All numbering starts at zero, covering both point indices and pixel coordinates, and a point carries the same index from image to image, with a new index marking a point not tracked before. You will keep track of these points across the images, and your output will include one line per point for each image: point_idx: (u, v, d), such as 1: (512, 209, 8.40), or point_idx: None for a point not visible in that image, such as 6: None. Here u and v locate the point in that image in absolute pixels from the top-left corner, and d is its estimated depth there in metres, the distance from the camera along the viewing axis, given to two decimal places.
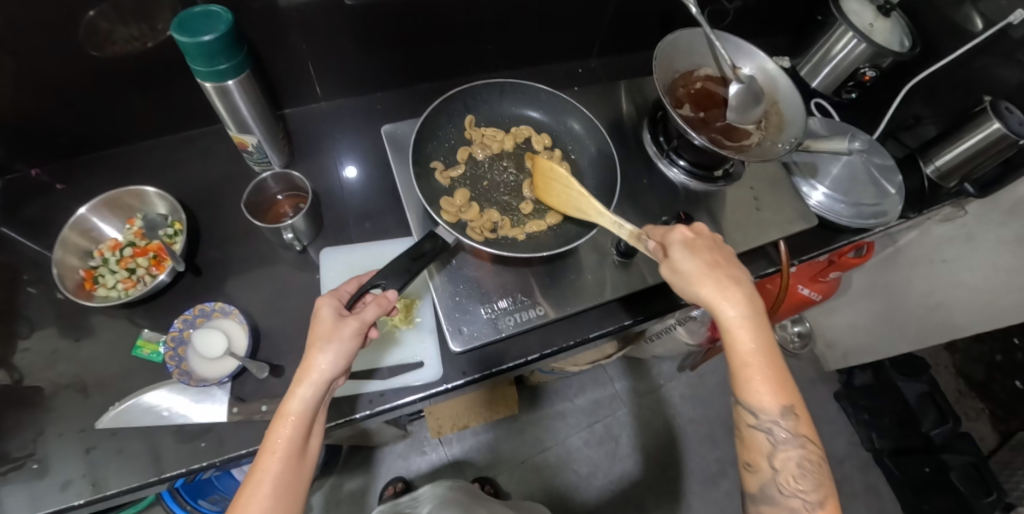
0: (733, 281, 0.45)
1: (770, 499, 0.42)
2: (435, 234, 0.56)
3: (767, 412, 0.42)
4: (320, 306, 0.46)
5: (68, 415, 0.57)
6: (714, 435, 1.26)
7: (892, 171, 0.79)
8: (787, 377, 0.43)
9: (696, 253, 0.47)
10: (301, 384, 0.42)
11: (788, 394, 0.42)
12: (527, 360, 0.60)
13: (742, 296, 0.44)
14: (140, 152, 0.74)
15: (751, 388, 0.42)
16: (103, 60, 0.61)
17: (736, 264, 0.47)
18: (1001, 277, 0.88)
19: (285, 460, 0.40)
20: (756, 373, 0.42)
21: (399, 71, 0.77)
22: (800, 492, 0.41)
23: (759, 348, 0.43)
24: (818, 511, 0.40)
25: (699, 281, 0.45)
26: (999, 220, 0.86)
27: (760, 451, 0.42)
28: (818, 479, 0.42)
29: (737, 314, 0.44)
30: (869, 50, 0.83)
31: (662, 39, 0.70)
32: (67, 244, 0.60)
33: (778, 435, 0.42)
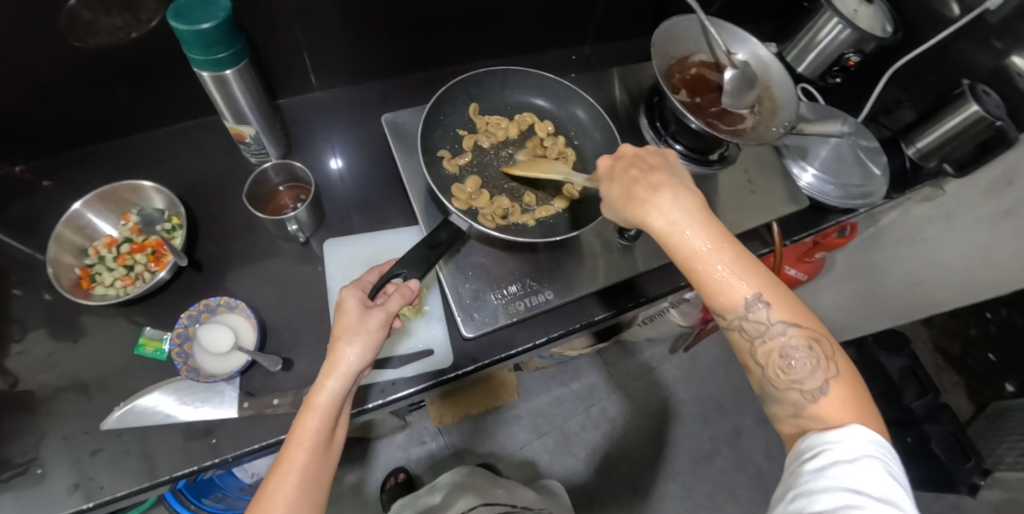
0: (652, 188, 0.45)
1: (773, 396, 0.42)
2: (450, 223, 0.56)
3: (733, 312, 0.42)
4: (345, 298, 0.46)
5: (70, 418, 0.56)
6: (706, 415, 1.29)
7: (877, 152, 0.81)
8: (747, 264, 0.42)
9: (615, 179, 0.48)
10: (328, 377, 0.43)
11: (749, 284, 0.42)
12: (537, 343, 0.60)
13: (664, 200, 0.44)
14: (127, 147, 0.72)
15: (711, 293, 0.43)
16: (86, 52, 0.59)
17: (660, 167, 0.46)
18: (978, 254, 0.93)
19: (311, 452, 0.41)
20: (707, 276, 0.42)
21: (392, 59, 0.76)
22: (797, 383, 0.40)
23: (700, 248, 0.42)
24: (822, 397, 0.39)
25: (624, 204, 0.47)
26: (976, 199, 0.89)
27: (745, 353, 0.43)
28: (816, 363, 0.40)
29: (664, 222, 0.44)
30: (855, 35, 0.85)
31: (659, 26, 0.71)
32: (60, 242, 0.59)
33: (752, 330, 0.42)
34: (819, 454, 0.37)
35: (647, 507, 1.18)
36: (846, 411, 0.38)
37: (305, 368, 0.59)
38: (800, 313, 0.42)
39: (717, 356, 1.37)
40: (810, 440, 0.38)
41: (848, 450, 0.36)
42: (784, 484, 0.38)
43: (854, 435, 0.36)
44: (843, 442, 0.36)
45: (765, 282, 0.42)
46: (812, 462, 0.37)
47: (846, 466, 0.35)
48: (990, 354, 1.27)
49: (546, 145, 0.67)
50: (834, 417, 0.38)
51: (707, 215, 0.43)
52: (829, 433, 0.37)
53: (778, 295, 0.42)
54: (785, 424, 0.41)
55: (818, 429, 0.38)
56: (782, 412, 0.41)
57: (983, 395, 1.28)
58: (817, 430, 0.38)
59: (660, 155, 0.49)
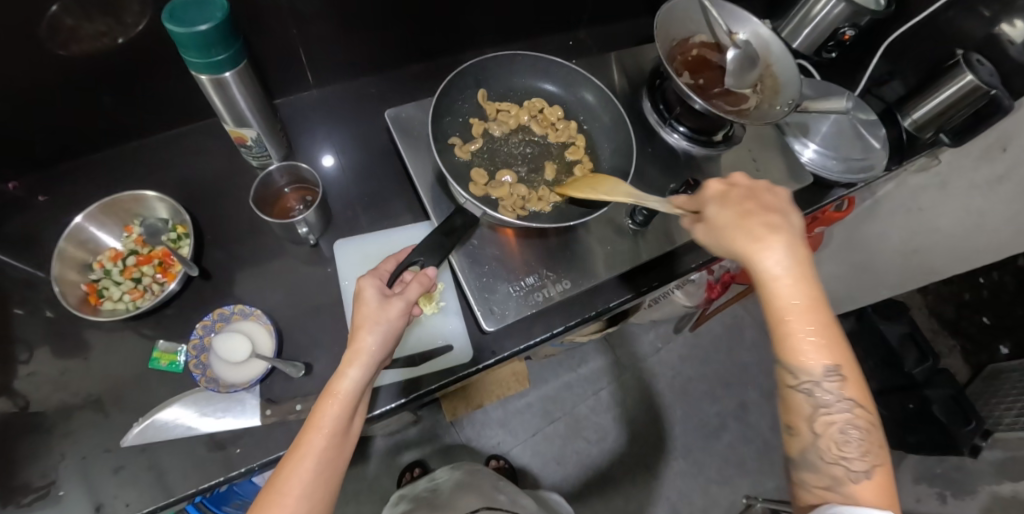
0: (769, 229, 0.44)
1: (811, 464, 0.42)
2: (463, 209, 0.57)
3: (809, 373, 0.42)
4: (364, 287, 0.46)
5: (88, 435, 0.55)
6: (713, 391, 1.31)
7: (875, 125, 0.82)
8: (835, 338, 0.42)
9: (727, 206, 0.47)
10: (350, 365, 0.43)
11: (833, 355, 0.41)
12: (553, 333, 0.60)
13: (781, 245, 0.43)
14: (122, 156, 0.70)
15: (797, 349, 0.42)
16: (73, 60, 0.57)
17: (780, 213, 0.45)
18: (972, 221, 0.94)
19: (330, 437, 0.41)
20: (796, 329, 0.42)
21: (387, 51, 0.74)
22: (844, 461, 0.41)
23: (802, 299, 0.41)
24: (864, 481, 0.40)
25: (730, 236, 0.45)
26: (970, 165, 0.91)
27: (800, 415, 0.43)
28: (865, 445, 0.41)
29: (776, 265, 0.42)
30: (850, 10, 0.86)
31: (662, 6, 0.71)
32: (64, 258, 0.57)
33: (821, 398, 0.42)
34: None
35: (659, 485, 1.21)
36: (882, 500, 0.39)
37: (325, 370, 0.59)
38: (866, 397, 0.42)
39: (721, 333, 1.38)
40: (826, 509, 0.38)
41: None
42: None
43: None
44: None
45: (848, 357, 0.42)
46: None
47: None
48: (983, 317, 1.31)
49: (559, 125, 0.67)
50: (869, 498, 0.39)
51: (816, 273, 0.43)
52: (856, 510, 0.37)
53: (854, 375, 0.42)
54: (808, 492, 0.42)
55: (854, 510, 0.38)
56: (814, 482, 0.42)
57: (979, 356, 1.32)
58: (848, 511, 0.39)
59: (776, 192, 0.48)
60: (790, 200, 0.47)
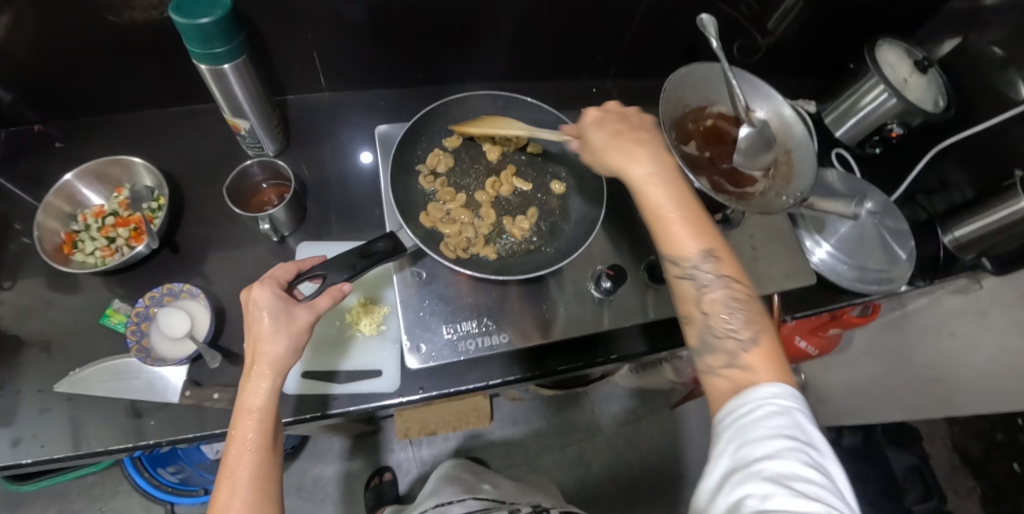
0: (638, 144, 0.48)
1: (707, 346, 0.40)
2: (393, 235, 0.53)
3: (688, 258, 0.43)
4: (259, 295, 0.44)
5: (28, 374, 0.57)
6: (687, 474, 1.23)
7: (904, 236, 0.75)
8: (703, 224, 0.44)
9: (603, 128, 0.50)
10: (257, 377, 0.43)
11: (704, 238, 0.43)
12: (489, 384, 0.60)
13: (647, 156, 0.47)
14: (140, 121, 0.74)
15: (669, 237, 0.44)
16: (118, 26, 0.61)
17: (644, 130, 0.50)
18: (1008, 362, 0.83)
19: (259, 450, 0.42)
20: (670, 219, 0.44)
21: (406, 68, 0.76)
22: (732, 332, 0.40)
23: (669, 195, 0.45)
24: (752, 347, 0.39)
25: (607, 151, 0.49)
26: (1014, 301, 0.81)
27: (689, 299, 0.43)
28: (748, 319, 0.41)
29: (644, 172, 0.46)
30: (900, 106, 0.78)
31: (675, 71, 0.67)
32: (50, 208, 0.61)
33: (701, 279, 0.43)
34: (755, 406, 0.35)
35: None
36: (772, 366, 0.38)
37: None
38: (742, 278, 0.43)
39: None
40: (741, 395, 0.36)
41: (782, 401, 0.35)
42: (720, 443, 0.35)
43: (782, 390, 0.36)
44: (775, 396, 0.35)
45: (715, 239, 0.44)
46: (748, 414, 0.35)
47: (783, 415, 0.34)
48: (1014, 464, 1.13)
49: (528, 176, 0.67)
50: (761, 367, 0.38)
51: (680, 172, 0.47)
52: (762, 389, 0.36)
53: (728, 259, 0.43)
54: (713, 378, 0.39)
55: (753, 386, 0.37)
56: (713, 362, 0.40)
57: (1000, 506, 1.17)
58: (749, 388, 0.37)
59: (642, 117, 0.52)
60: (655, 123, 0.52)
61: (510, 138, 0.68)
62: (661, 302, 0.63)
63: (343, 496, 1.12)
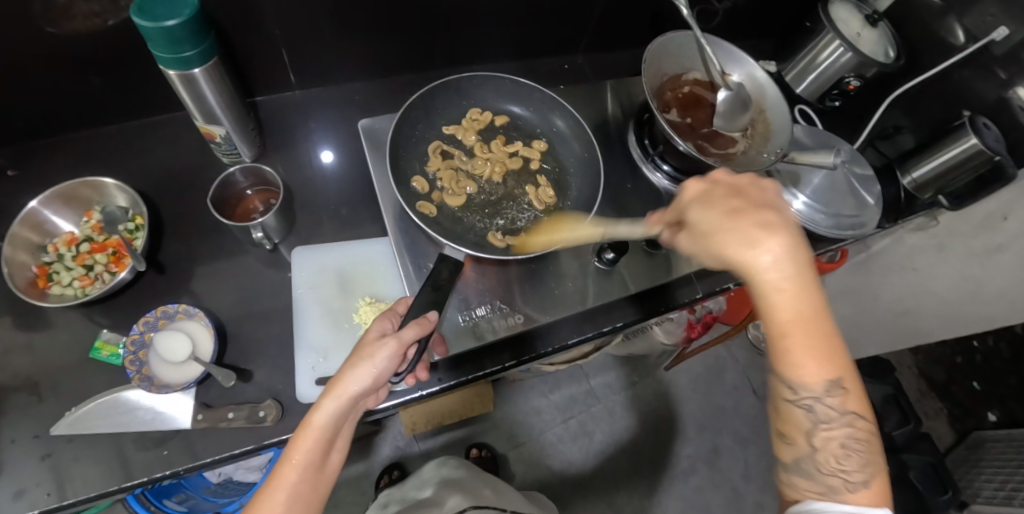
0: (766, 229, 0.38)
1: (804, 471, 0.39)
2: (445, 254, 0.59)
3: (809, 389, 0.38)
4: (375, 325, 0.48)
5: (20, 419, 0.53)
6: (686, 432, 1.28)
7: (871, 181, 0.80)
8: (833, 347, 0.38)
9: (714, 207, 0.40)
10: (325, 398, 0.42)
11: (834, 369, 0.38)
12: (503, 366, 0.62)
13: (779, 254, 0.37)
14: (97, 139, 0.69)
15: (791, 364, 0.38)
16: (61, 38, 0.56)
17: (770, 206, 0.40)
18: (968, 287, 0.88)
19: (302, 471, 0.41)
20: (795, 344, 0.38)
21: (378, 60, 0.74)
22: (842, 472, 0.38)
23: (799, 315, 0.37)
24: (861, 490, 0.37)
25: (717, 243, 0.39)
26: (969, 232, 0.85)
27: (798, 426, 0.39)
28: (865, 458, 0.39)
29: (775, 274, 0.37)
30: (855, 60, 0.82)
31: (652, 41, 0.69)
32: (16, 240, 0.57)
33: (819, 412, 0.39)
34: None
35: None
36: (875, 500, 0.37)
37: (266, 379, 0.58)
38: (865, 408, 0.40)
39: (700, 372, 1.35)
40: (802, 505, 0.38)
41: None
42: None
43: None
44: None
45: (844, 367, 0.38)
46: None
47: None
48: (974, 383, 1.27)
49: (512, 150, 0.68)
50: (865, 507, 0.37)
51: (816, 272, 0.38)
52: (823, 505, 0.37)
53: (854, 388, 0.39)
54: (798, 495, 0.40)
55: (820, 502, 0.38)
56: (807, 487, 0.39)
57: (965, 422, 1.28)
58: (814, 501, 0.38)
59: (762, 186, 0.42)
60: (780, 194, 0.41)
61: (476, 118, 0.69)
62: (637, 274, 0.66)
63: (356, 501, 1.11)
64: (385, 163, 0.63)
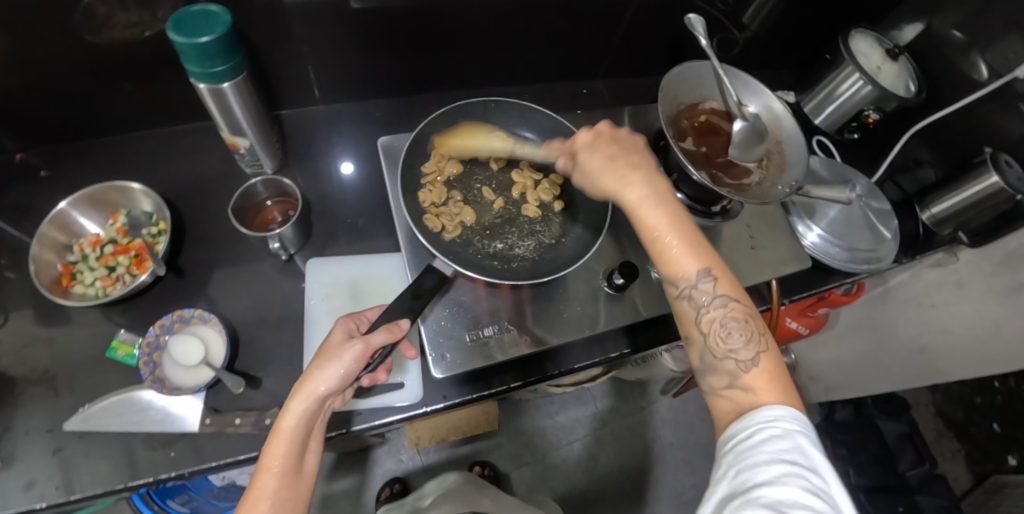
0: (631, 166, 0.47)
1: (710, 367, 0.41)
2: (434, 267, 0.58)
3: (687, 280, 0.43)
4: (336, 329, 0.50)
5: (35, 413, 0.55)
6: (691, 460, 1.26)
7: (888, 216, 0.79)
8: (696, 245, 0.43)
9: (596, 149, 0.49)
10: (293, 400, 0.44)
11: (702, 259, 0.43)
12: (509, 387, 0.61)
13: (642, 180, 0.45)
14: (128, 144, 0.72)
15: (670, 261, 0.43)
16: (100, 46, 0.59)
17: (635, 150, 0.49)
18: (986, 326, 0.86)
19: (281, 476, 0.42)
20: (668, 244, 0.43)
21: (401, 78, 0.76)
22: (733, 353, 0.41)
23: (667, 220, 0.44)
24: (754, 369, 0.39)
25: (602, 176, 0.47)
26: (989, 270, 0.83)
27: (689, 320, 0.43)
28: (749, 338, 0.41)
29: (638, 194, 0.45)
30: (875, 93, 0.82)
31: (670, 70, 0.70)
32: (44, 239, 0.60)
33: (700, 301, 0.42)
34: (757, 430, 0.35)
35: None
36: (773, 387, 0.38)
37: (274, 387, 0.59)
38: (743, 293, 0.43)
39: None
40: (744, 419, 0.37)
41: (784, 424, 0.35)
42: (722, 469, 0.36)
43: (786, 414, 0.36)
44: (775, 419, 0.35)
45: (712, 259, 0.43)
46: (750, 438, 0.35)
47: (784, 439, 0.34)
48: (994, 424, 1.25)
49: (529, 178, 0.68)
50: (762, 388, 0.38)
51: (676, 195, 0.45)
52: (764, 412, 0.36)
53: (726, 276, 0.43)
54: (716, 399, 0.40)
55: (756, 409, 0.37)
56: (716, 383, 0.40)
57: (984, 465, 1.23)
58: (752, 410, 0.37)
59: (634, 138, 0.51)
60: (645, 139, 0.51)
61: (497, 140, 0.69)
62: (650, 299, 0.66)
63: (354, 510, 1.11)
64: (399, 181, 0.65)
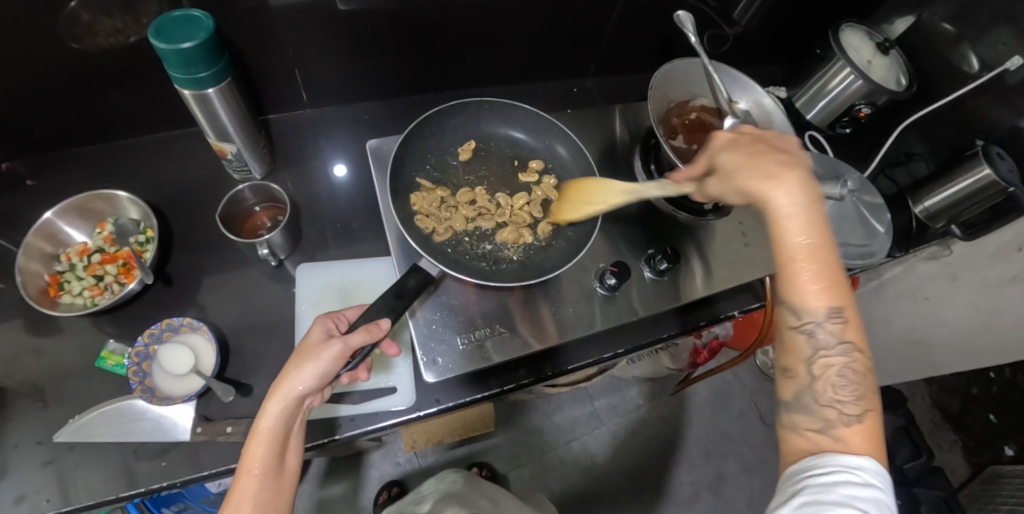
0: (785, 166, 0.41)
1: (804, 407, 0.40)
2: (420, 267, 0.57)
3: (811, 314, 0.40)
4: (314, 329, 0.49)
5: (25, 426, 0.54)
6: (690, 457, 1.26)
7: (881, 210, 0.79)
8: (836, 279, 0.40)
9: (738, 148, 0.44)
10: (270, 401, 0.44)
11: (833, 297, 0.40)
12: (503, 389, 0.61)
13: (796, 186, 0.40)
14: (115, 152, 0.71)
15: (799, 290, 0.40)
16: (83, 53, 0.58)
17: (788, 151, 0.43)
18: (981, 318, 0.86)
19: (261, 478, 0.42)
20: (802, 271, 0.40)
21: (390, 80, 0.76)
22: (838, 404, 0.39)
23: (810, 243, 0.40)
24: (855, 423, 0.38)
25: (744, 177, 0.42)
26: (983, 262, 0.83)
27: (799, 355, 0.41)
28: (860, 392, 0.40)
29: (786, 203, 0.40)
30: (866, 87, 0.81)
31: (660, 68, 0.69)
32: (30, 250, 0.59)
33: (821, 339, 0.40)
34: (832, 471, 0.36)
35: None
36: (869, 443, 0.37)
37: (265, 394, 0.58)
38: (864, 342, 0.41)
39: (706, 396, 1.33)
40: (821, 459, 0.37)
41: (863, 475, 0.35)
42: (785, 495, 0.36)
43: (867, 467, 0.36)
44: (858, 468, 0.35)
45: (847, 299, 0.40)
46: (823, 477, 0.35)
47: (861, 488, 0.34)
48: (990, 415, 1.22)
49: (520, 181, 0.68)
50: (858, 442, 0.37)
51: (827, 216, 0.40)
52: (845, 458, 0.36)
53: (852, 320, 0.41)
54: (796, 437, 0.40)
55: (837, 452, 0.37)
56: (805, 424, 0.40)
57: (981, 456, 1.23)
58: (833, 454, 0.37)
59: (785, 139, 0.45)
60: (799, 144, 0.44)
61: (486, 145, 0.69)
62: (645, 297, 0.66)
63: None
64: (388, 185, 0.65)
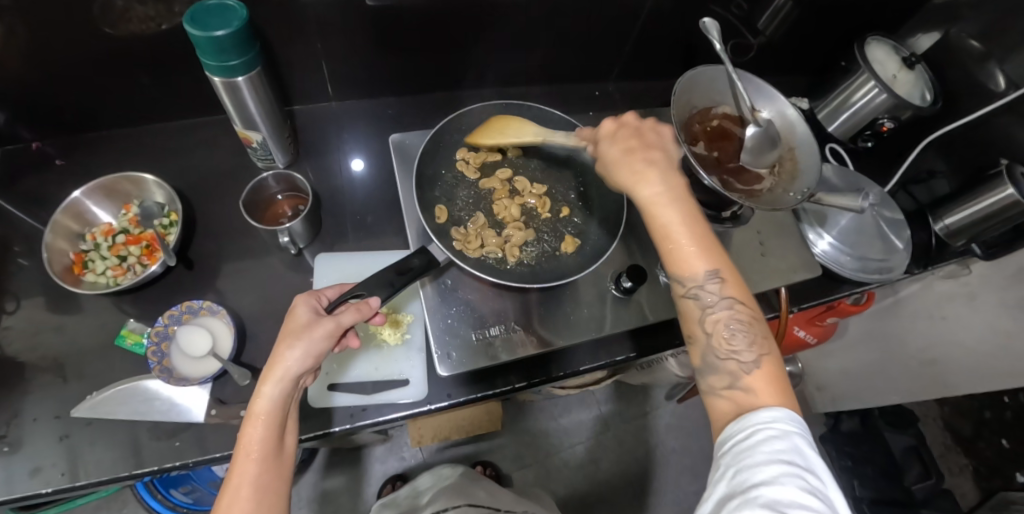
0: (648, 161, 0.46)
1: (712, 367, 0.41)
2: (426, 249, 0.57)
3: (694, 279, 0.42)
4: (298, 306, 0.47)
5: (45, 399, 0.55)
6: (695, 467, 1.25)
7: (901, 225, 0.78)
8: (709, 242, 0.43)
9: (613, 143, 0.49)
10: (265, 384, 0.44)
11: (710, 259, 0.43)
12: (514, 387, 0.61)
13: (657, 173, 0.45)
14: (142, 137, 0.72)
15: (677, 259, 0.43)
16: (116, 38, 0.59)
17: (657, 146, 0.48)
18: (998, 341, 0.84)
19: (261, 461, 0.42)
20: (678, 241, 0.43)
21: (413, 77, 0.77)
22: (736, 354, 0.41)
23: (678, 217, 0.43)
24: (755, 370, 0.40)
25: (617, 169, 0.47)
26: (1001, 283, 0.82)
27: (693, 320, 0.43)
28: (752, 339, 0.41)
29: (652, 190, 0.45)
30: (890, 101, 0.80)
31: (684, 73, 0.69)
32: (57, 228, 0.60)
33: (706, 300, 0.42)
34: (756, 430, 0.35)
35: None
36: (774, 390, 0.39)
37: None
38: (747, 297, 0.43)
39: None
40: (741, 419, 0.37)
41: (781, 425, 0.35)
42: (718, 466, 0.36)
43: (782, 414, 0.36)
44: (774, 420, 0.36)
45: (720, 260, 0.43)
46: (746, 439, 0.35)
47: (781, 441, 0.34)
48: None
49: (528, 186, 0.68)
50: (762, 389, 0.39)
51: (690, 193, 0.45)
52: (760, 413, 0.36)
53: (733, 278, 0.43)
54: (715, 399, 0.40)
55: (753, 410, 0.37)
56: (715, 383, 0.41)
57: None
58: (750, 410, 0.37)
59: (657, 128, 0.50)
60: (670, 133, 0.49)
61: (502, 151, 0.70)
62: (656, 303, 0.66)
63: (355, 506, 1.11)
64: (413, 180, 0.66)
